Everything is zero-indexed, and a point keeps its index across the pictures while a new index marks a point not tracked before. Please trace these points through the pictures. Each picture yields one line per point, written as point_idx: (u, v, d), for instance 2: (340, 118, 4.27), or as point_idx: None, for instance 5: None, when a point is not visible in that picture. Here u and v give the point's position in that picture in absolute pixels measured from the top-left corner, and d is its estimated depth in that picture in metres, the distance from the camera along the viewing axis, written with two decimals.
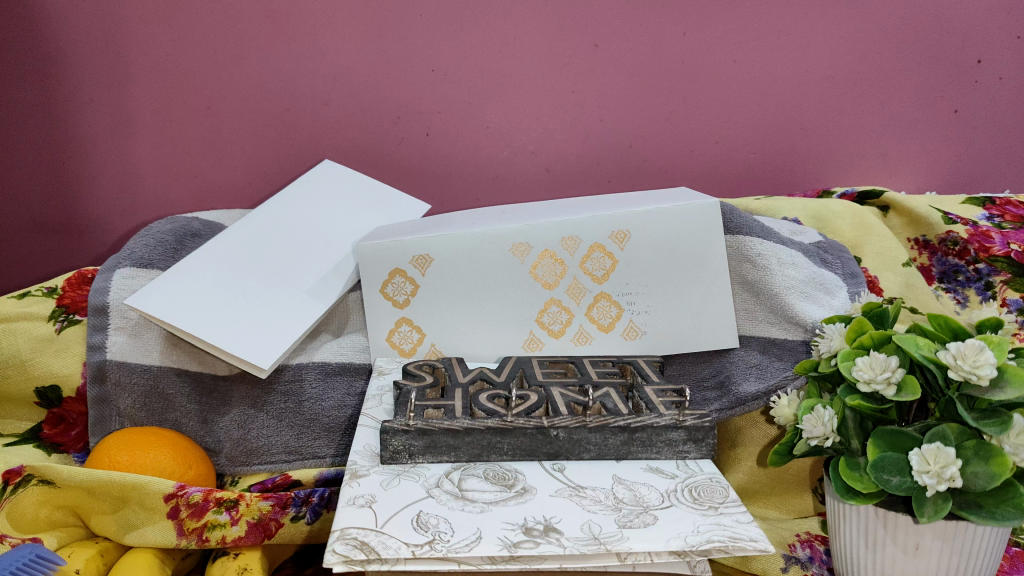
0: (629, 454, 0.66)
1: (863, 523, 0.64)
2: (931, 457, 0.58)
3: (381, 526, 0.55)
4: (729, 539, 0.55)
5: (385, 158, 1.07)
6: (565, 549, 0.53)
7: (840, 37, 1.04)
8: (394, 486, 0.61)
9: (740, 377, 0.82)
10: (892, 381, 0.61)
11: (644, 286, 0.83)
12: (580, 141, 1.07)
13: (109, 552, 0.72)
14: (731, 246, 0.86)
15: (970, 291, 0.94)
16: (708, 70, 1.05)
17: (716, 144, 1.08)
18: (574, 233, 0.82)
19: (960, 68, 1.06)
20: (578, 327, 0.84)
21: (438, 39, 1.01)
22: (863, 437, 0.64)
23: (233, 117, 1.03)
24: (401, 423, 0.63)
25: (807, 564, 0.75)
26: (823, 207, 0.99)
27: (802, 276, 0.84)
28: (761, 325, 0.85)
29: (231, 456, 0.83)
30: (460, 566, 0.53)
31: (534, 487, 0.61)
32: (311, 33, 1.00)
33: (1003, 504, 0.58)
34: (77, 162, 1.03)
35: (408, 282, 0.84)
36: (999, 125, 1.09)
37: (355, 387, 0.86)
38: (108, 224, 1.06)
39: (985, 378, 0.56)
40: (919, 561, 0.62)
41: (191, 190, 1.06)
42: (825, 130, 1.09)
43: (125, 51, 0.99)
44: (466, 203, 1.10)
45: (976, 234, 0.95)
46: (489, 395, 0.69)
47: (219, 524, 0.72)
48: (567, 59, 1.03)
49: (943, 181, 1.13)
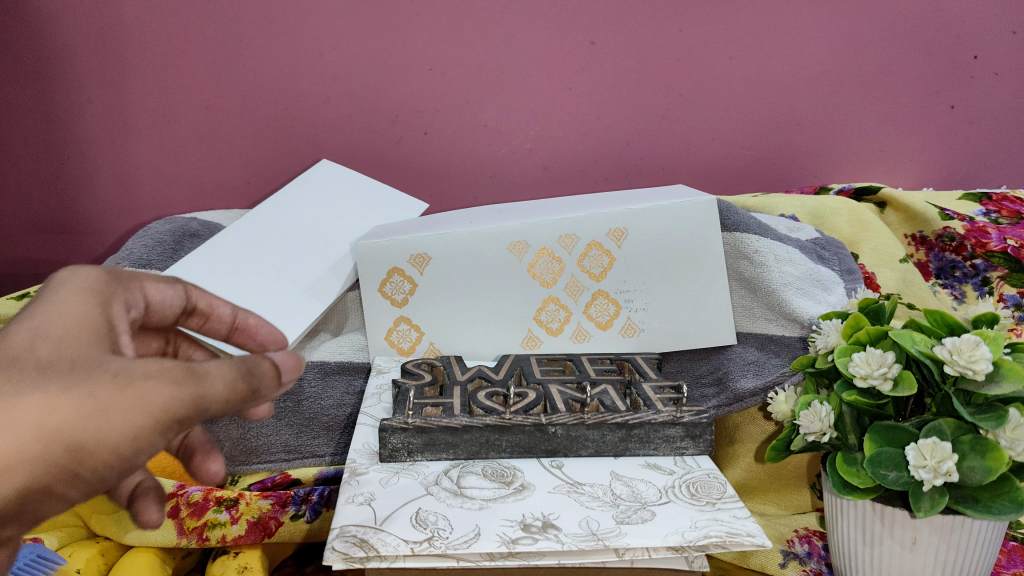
0: (627, 450, 0.66)
1: (860, 518, 0.64)
2: (927, 452, 0.58)
3: (380, 524, 0.56)
4: (727, 534, 0.55)
5: (384, 157, 1.07)
6: (563, 545, 0.54)
7: (837, 33, 1.04)
8: (392, 484, 0.61)
9: (737, 373, 0.83)
10: (888, 377, 0.61)
11: (641, 284, 0.83)
12: (577, 140, 1.08)
13: (109, 552, 0.72)
14: (729, 243, 0.86)
15: (967, 286, 0.95)
16: (705, 66, 1.05)
17: (714, 141, 1.09)
18: (571, 231, 0.82)
19: (957, 64, 1.06)
20: (577, 324, 0.84)
21: (435, 37, 1.01)
22: (861, 433, 0.65)
23: (232, 115, 1.03)
24: (399, 421, 0.63)
25: (807, 560, 0.75)
26: (819, 203, 0.99)
27: (798, 273, 0.85)
28: (759, 322, 0.86)
29: (231, 456, 0.83)
30: (459, 562, 0.54)
31: (532, 484, 0.61)
32: (307, 31, 1.00)
33: (1000, 499, 0.58)
34: (75, 162, 1.03)
35: (406, 281, 0.84)
36: (995, 121, 1.09)
37: (354, 386, 0.87)
38: (107, 224, 1.06)
39: (980, 373, 0.57)
40: (916, 555, 0.62)
41: (189, 189, 1.06)
42: (822, 126, 1.09)
43: (123, 52, 0.99)
44: (464, 201, 1.10)
45: (973, 230, 0.95)
46: (487, 393, 0.69)
47: (219, 523, 0.72)
48: (565, 57, 1.03)
49: (939, 176, 1.13)
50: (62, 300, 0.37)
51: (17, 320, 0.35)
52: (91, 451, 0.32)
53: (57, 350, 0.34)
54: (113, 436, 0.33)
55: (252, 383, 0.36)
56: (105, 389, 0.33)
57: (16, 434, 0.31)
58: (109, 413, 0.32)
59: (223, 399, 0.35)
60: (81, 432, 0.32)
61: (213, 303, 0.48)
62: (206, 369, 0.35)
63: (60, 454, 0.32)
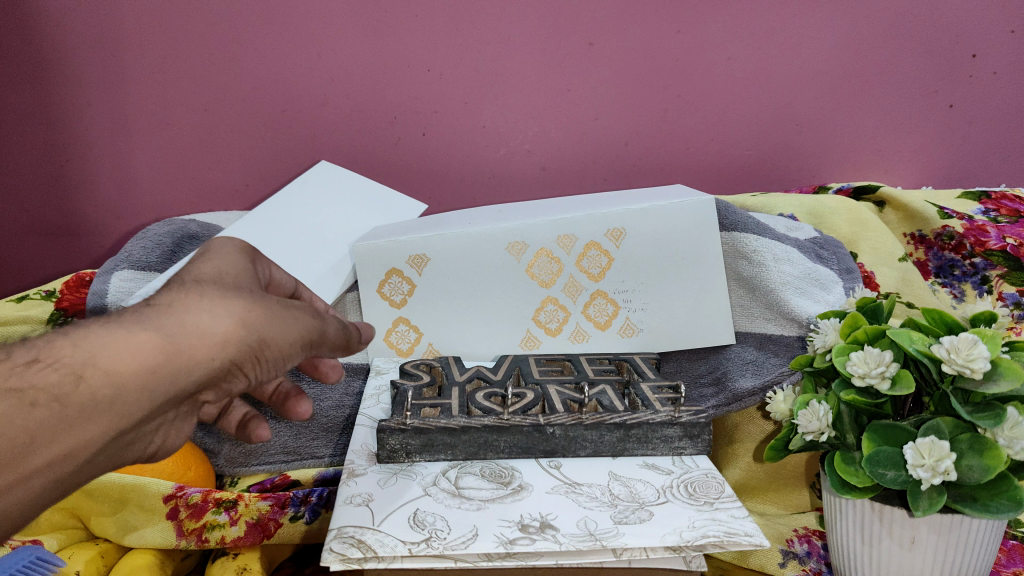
0: (625, 450, 0.66)
1: (859, 517, 0.64)
2: (925, 451, 0.58)
3: (378, 525, 0.56)
4: (724, 534, 0.55)
5: (382, 158, 1.07)
6: (560, 545, 0.54)
7: (835, 32, 1.04)
8: (391, 484, 0.61)
9: (737, 373, 0.83)
10: (886, 375, 0.61)
11: (639, 284, 0.83)
12: (575, 140, 1.08)
13: (109, 554, 0.73)
14: (727, 242, 0.86)
15: (966, 284, 0.95)
16: (703, 67, 1.05)
17: (713, 141, 1.09)
18: (569, 231, 0.82)
19: (956, 63, 1.06)
20: (575, 325, 0.84)
21: (433, 38, 1.01)
22: (859, 432, 0.65)
23: (231, 118, 1.03)
24: (397, 422, 0.63)
25: (806, 559, 0.75)
26: (818, 203, 0.99)
27: (796, 272, 0.85)
28: (758, 321, 0.86)
29: (230, 457, 0.83)
30: (456, 563, 0.53)
31: (530, 484, 0.61)
32: (305, 33, 1.00)
33: (998, 497, 0.58)
34: (75, 165, 1.04)
35: (404, 282, 0.84)
36: (994, 120, 1.09)
37: (353, 387, 0.86)
38: (107, 226, 1.07)
39: (978, 372, 0.56)
40: (915, 554, 0.62)
41: (188, 191, 1.06)
42: (820, 126, 1.09)
43: (121, 55, 0.99)
44: (462, 202, 1.10)
45: (972, 228, 0.95)
46: (485, 394, 0.69)
47: (219, 524, 0.72)
48: (563, 58, 1.03)
49: (938, 175, 1.13)
50: (226, 254, 0.49)
51: (190, 267, 0.46)
52: (263, 348, 0.44)
53: (232, 283, 0.46)
54: (280, 339, 0.45)
55: (347, 335, 0.53)
56: (275, 306, 0.46)
57: (228, 319, 0.42)
58: (278, 322, 0.45)
59: (334, 338, 0.51)
60: (265, 329, 0.44)
61: (314, 297, 0.59)
62: (326, 317, 0.51)
63: (247, 342, 0.43)
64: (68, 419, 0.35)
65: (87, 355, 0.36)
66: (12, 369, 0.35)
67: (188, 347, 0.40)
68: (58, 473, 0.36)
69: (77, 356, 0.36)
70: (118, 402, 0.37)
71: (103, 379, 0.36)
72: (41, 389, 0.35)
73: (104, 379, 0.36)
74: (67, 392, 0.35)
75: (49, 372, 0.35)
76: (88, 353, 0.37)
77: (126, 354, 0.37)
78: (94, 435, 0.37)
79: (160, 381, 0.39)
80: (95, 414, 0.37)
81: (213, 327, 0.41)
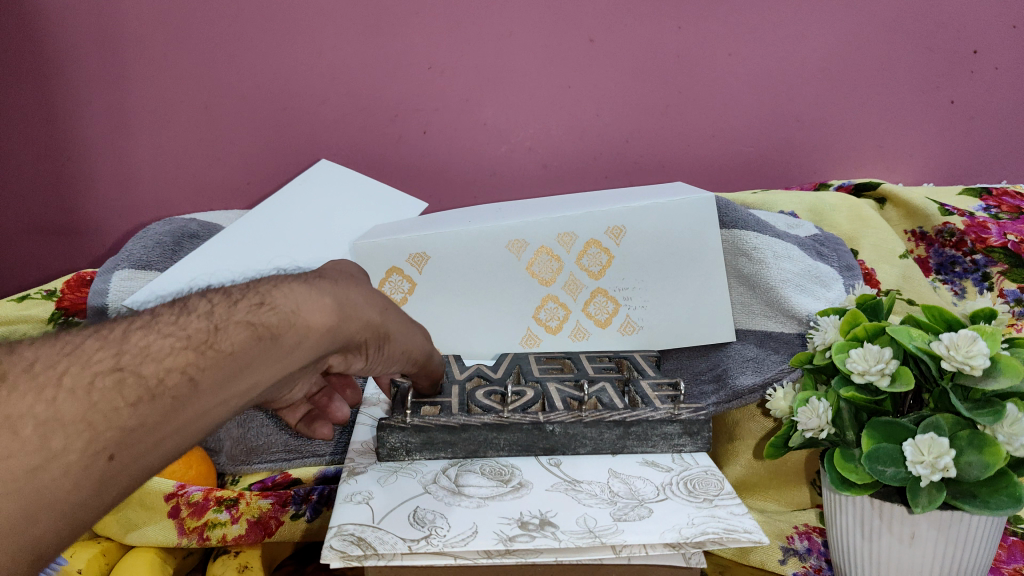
0: (625, 448, 0.66)
1: (858, 513, 0.64)
2: (925, 448, 0.58)
3: (378, 522, 0.56)
4: (723, 531, 0.55)
5: (382, 156, 1.07)
6: (560, 542, 0.54)
7: (835, 28, 1.04)
8: (391, 482, 0.62)
9: (737, 370, 0.83)
10: (886, 372, 0.61)
11: (641, 282, 0.83)
12: (575, 137, 1.08)
13: (111, 552, 0.73)
14: (728, 239, 0.86)
15: (967, 281, 0.95)
16: (703, 63, 1.05)
17: (713, 137, 1.08)
18: (569, 229, 0.82)
19: (957, 59, 1.06)
20: (576, 322, 0.84)
21: (433, 35, 1.01)
22: (858, 429, 0.65)
23: (231, 116, 1.03)
24: (398, 420, 0.63)
25: (806, 556, 0.75)
26: (819, 199, 0.99)
27: (797, 269, 0.85)
28: (757, 319, 0.86)
29: (231, 455, 0.84)
30: (456, 560, 0.53)
31: (530, 482, 0.62)
32: (305, 30, 1.00)
33: (998, 494, 0.57)
34: (75, 163, 1.04)
35: (405, 280, 0.83)
36: (996, 116, 1.09)
37: None
38: (107, 225, 1.07)
39: (977, 369, 0.56)
40: (915, 550, 0.62)
41: (189, 190, 1.06)
42: (821, 122, 1.09)
43: (121, 52, 0.99)
44: (463, 200, 1.10)
45: (973, 225, 0.95)
46: (485, 392, 0.69)
47: (219, 522, 0.73)
48: (563, 55, 1.03)
49: (939, 172, 1.13)
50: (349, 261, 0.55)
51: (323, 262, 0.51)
52: (386, 340, 0.49)
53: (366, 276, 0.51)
54: (399, 337, 0.50)
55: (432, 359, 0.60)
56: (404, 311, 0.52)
57: (375, 305, 0.47)
58: (406, 325, 0.51)
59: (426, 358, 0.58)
60: (395, 326, 0.49)
61: None
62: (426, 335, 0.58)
63: (381, 329, 0.48)
64: (273, 358, 0.39)
65: (293, 305, 0.41)
66: (245, 306, 0.39)
67: (351, 317, 0.44)
68: (240, 404, 0.39)
69: (288, 303, 0.40)
70: (301, 353, 0.41)
71: (303, 328, 0.41)
72: (263, 325, 0.39)
73: (302, 330, 0.41)
74: (281, 331, 0.39)
75: (270, 313, 0.39)
76: (294, 304, 0.41)
77: (316, 312, 0.41)
78: (276, 378, 0.40)
79: (329, 339, 0.43)
80: (284, 358, 0.40)
81: (367, 308, 0.46)
